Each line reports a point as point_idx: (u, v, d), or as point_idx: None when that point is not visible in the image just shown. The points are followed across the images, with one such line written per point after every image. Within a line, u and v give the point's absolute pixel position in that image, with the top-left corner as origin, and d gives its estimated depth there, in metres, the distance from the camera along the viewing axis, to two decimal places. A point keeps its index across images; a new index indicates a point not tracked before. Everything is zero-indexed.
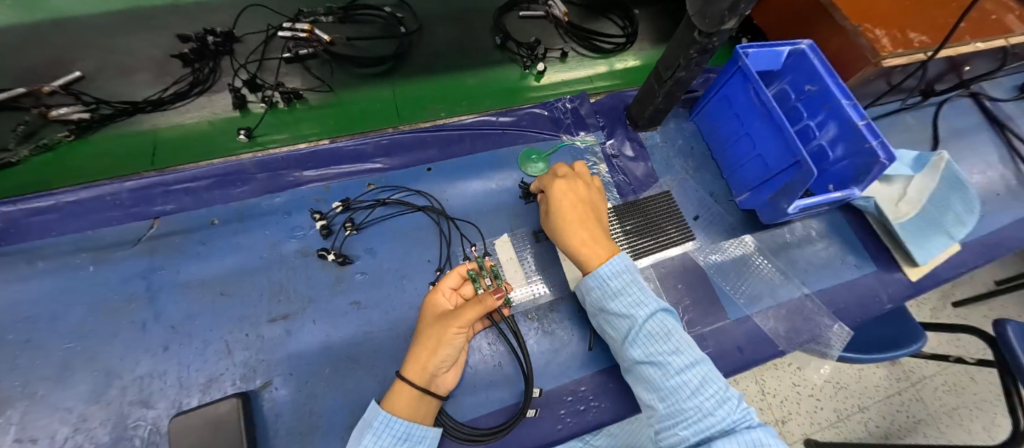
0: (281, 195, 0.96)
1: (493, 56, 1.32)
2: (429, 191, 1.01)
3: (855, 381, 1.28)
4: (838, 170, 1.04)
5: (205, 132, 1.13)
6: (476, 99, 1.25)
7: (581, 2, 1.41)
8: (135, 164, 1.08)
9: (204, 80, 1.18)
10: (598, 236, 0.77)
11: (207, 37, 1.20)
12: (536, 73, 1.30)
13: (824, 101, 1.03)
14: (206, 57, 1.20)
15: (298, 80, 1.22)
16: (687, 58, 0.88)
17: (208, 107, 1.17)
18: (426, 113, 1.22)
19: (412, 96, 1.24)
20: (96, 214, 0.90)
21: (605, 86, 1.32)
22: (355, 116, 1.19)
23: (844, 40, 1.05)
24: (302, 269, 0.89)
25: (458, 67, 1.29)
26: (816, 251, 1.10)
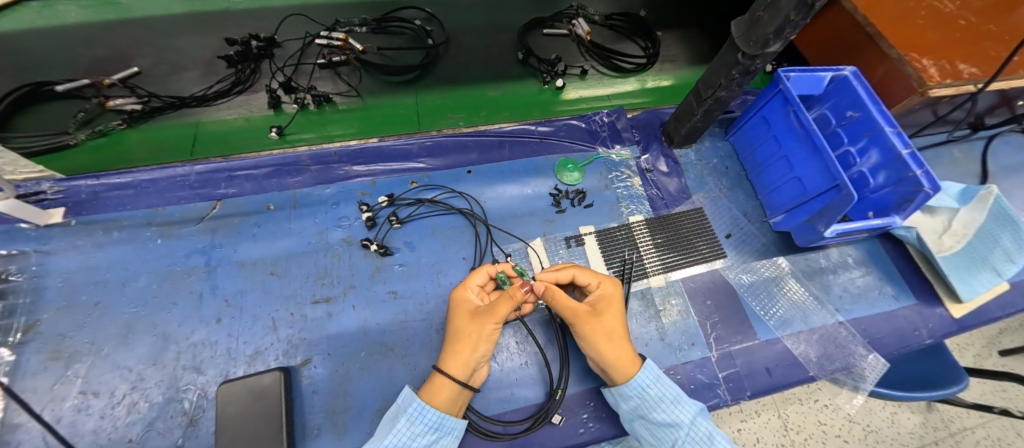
0: (332, 186, 1.02)
1: (513, 70, 1.31)
2: (469, 192, 1.05)
3: (886, 426, 1.22)
4: (878, 197, 1.03)
5: (244, 128, 1.13)
6: (495, 110, 1.23)
7: (603, 23, 1.44)
8: (176, 155, 1.08)
9: (246, 80, 1.19)
10: (631, 344, 0.75)
11: (252, 41, 1.20)
12: (555, 89, 1.29)
13: (865, 128, 1.03)
14: (249, 59, 1.20)
15: (330, 85, 1.22)
16: (729, 78, 0.90)
17: (246, 106, 1.17)
18: (447, 120, 1.20)
19: (434, 104, 1.23)
20: (167, 193, 0.98)
21: (635, 103, 1.31)
22: (379, 121, 1.18)
23: (889, 69, 1.04)
24: (345, 257, 0.95)
25: (479, 80, 1.28)
26: (852, 279, 1.08)
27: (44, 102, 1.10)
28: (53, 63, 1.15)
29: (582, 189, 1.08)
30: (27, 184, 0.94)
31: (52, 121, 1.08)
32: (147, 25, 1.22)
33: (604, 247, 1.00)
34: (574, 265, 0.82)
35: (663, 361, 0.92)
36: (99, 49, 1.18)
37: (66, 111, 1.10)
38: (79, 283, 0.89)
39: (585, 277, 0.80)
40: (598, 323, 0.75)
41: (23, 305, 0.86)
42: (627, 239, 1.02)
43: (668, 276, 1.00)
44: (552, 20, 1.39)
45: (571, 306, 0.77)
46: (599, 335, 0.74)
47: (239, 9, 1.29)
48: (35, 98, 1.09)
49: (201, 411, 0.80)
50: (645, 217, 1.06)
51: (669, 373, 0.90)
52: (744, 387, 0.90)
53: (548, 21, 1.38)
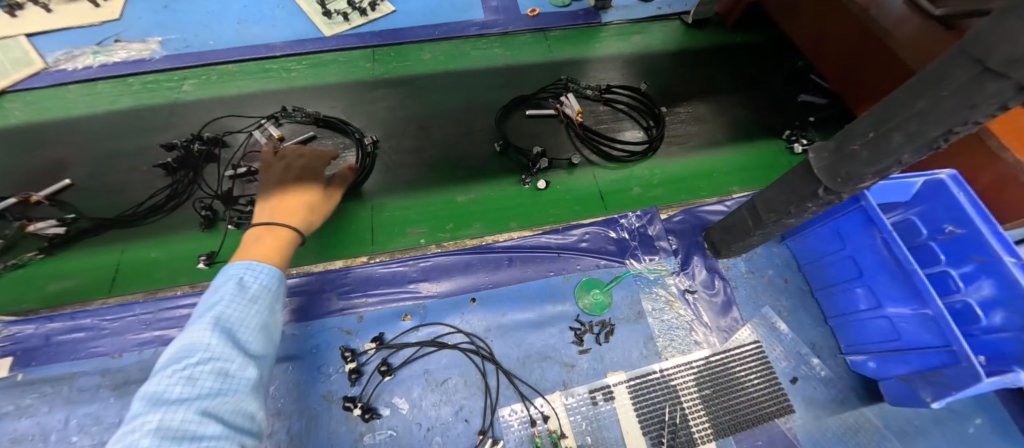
0: (313, 324, 0.87)
1: (489, 165, 1.14)
2: (473, 328, 0.88)
3: None
4: (992, 341, 0.79)
5: (174, 253, 1.00)
6: (463, 221, 1.05)
7: (598, 97, 1.26)
8: (93, 291, 0.95)
9: (180, 192, 1.07)
10: None
11: (194, 142, 1.13)
12: (535, 188, 1.10)
13: (973, 251, 0.81)
14: (188, 165, 1.11)
15: None
16: (800, 207, 0.71)
17: (179, 222, 1.05)
18: (405, 238, 1.02)
19: (395, 215, 1.06)
20: (127, 334, 0.86)
21: (634, 201, 1.10)
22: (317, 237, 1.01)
23: (1001, 174, 0.81)
24: (323, 421, 0.79)
25: (456, 180, 1.11)
26: (961, 437, 0.84)
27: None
28: (35, 174, 1.09)
29: (609, 320, 0.90)
30: None
31: None
32: (142, 130, 1.18)
33: (636, 400, 0.82)
34: None
35: None
36: (86, 159, 1.12)
37: None
38: None
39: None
40: None
41: None
42: (668, 390, 0.83)
43: (721, 443, 0.80)
44: (537, 99, 1.25)
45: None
46: None
47: (233, 105, 1.23)
48: None
49: None
50: (689, 358, 0.87)
51: None
52: None
53: (532, 99, 1.25)
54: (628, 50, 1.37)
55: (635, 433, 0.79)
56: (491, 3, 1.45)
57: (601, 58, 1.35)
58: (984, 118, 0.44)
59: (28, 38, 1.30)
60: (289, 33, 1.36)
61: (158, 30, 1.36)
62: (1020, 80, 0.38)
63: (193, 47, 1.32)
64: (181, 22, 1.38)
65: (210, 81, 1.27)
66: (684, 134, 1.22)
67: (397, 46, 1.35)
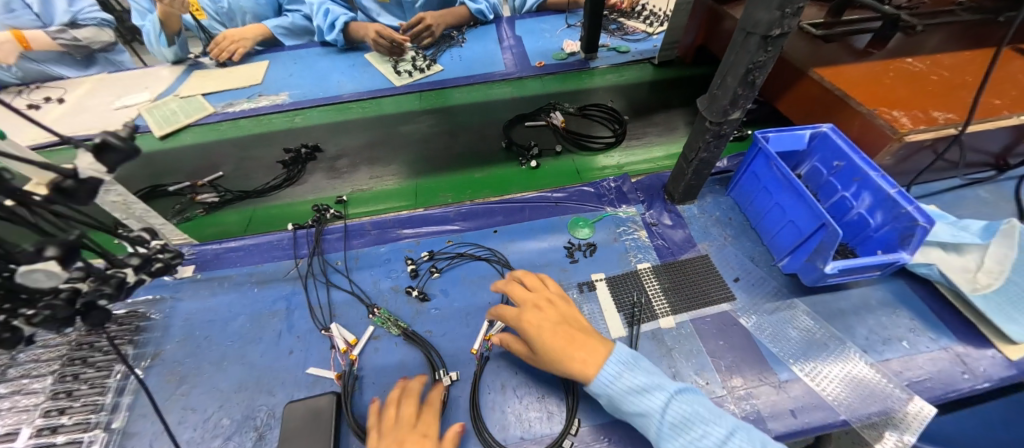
0: (385, 245, 1.27)
1: (499, 156, 1.59)
2: (494, 248, 1.25)
3: None
4: (882, 235, 1.07)
5: (289, 213, 1.46)
6: (480, 188, 1.48)
7: (578, 113, 1.74)
8: (235, 230, 1.41)
9: (292, 177, 1.56)
10: (591, 347, 0.84)
11: (302, 149, 1.63)
12: (530, 168, 1.54)
13: (853, 175, 1.12)
14: (298, 162, 1.61)
15: (355, 175, 1.57)
16: (704, 142, 1.08)
17: (290, 195, 1.52)
18: (439, 198, 1.47)
19: (430, 187, 1.51)
20: (265, 253, 1.28)
21: (603, 173, 1.51)
22: (376, 198, 1.49)
23: (863, 123, 1.16)
24: (392, 302, 1.15)
25: (476, 165, 1.57)
26: (878, 320, 1.07)
27: (158, 197, 1.51)
28: (202, 168, 1.62)
29: (593, 242, 1.24)
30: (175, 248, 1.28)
31: (161, 210, 1.48)
32: (270, 144, 1.71)
33: (612, 290, 1.12)
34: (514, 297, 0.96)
35: None
36: (236, 161, 1.64)
37: (170, 204, 1.50)
38: (194, 322, 1.15)
39: (529, 315, 0.90)
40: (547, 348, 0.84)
41: (155, 338, 1.11)
42: (637, 284, 1.13)
43: (677, 318, 1.07)
44: (532, 116, 1.72)
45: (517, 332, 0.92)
46: (558, 349, 0.83)
47: (332, 126, 1.77)
48: (153, 195, 1.51)
49: (270, 428, 0.95)
50: (652, 265, 1.17)
51: None
52: (768, 427, 0.89)
53: (530, 116, 1.72)
54: (610, 83, 1.87)
55: (612, 310, 1.09)
56: (510, 61, 2.03)
57: (590, 90, 1.85)
58: (760, 57, 0.85)
59: (203, 96, 1.97)
60: (372, 85, 1.97)
61: (285, 88, 2.00)
62: (761, 33, 0.81)
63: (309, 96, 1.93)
64: (300, 83, 2.03)
65: (318, 112, 1.84)
66: (651, 135, 1.65)
67: (444, 89, 1.92)
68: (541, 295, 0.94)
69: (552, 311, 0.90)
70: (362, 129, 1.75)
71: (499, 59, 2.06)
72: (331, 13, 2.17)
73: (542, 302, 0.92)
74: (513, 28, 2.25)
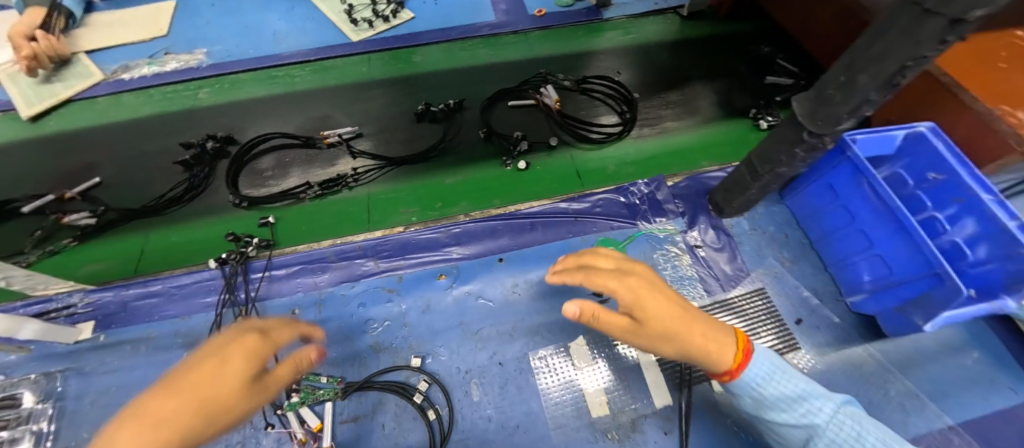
0: (357, 284, 0.97)
1: (477, 151, 1.24)
2: (499, 285, 0.97)
3: None
4: (978, 273, 0.87)
5: (203, 237, 1.09)
6: (452, 199, 1.13)
7: (576, 87, 1.35)
8: (122, 271, 1.04)
9: (198, 185, 1.16)
10: (715, 328, 0.58)
11: (208, 142, 1.21)
12: (515, 169, 1.18)
13: (955, 192, 0.90)
14: (203, 162, 1.19)
15: (296, 177, 1.19)
16: (790, 154, 0.80)
17: (203, 210, 1.14)
18: (398, 217, 1.11)
19: (388, 198, 1.14)
20: (195, 299, 0.97)
21: (611, 176, 1.18)
22: (315, 218, 1.11)
23: (972, 123, 0.91)
24: (372, 367, 0.88)
25: (446, 165, 1.21)
26: (956, 367, 0.91)
27: (9, 219, 1.10)
28: (91, 167, 1.19)
29: None
30: (61, 297, 0.94)
31: (11, 238, 1.08)
32: (184, 128, 1.27)
33: None
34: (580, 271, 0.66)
35: None
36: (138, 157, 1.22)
37: (27, 229, 1.10)
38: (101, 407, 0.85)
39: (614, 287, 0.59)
40: (643, 336, 0.56)
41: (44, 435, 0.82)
42: None
43: None
44: (519, 91, 1.34)
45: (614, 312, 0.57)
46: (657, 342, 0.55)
47: (271, 99, 1.34)
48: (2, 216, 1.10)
49: None
50: (701, 304, 0.94)
51: None
52: None
53: (514, 91, 1.34)
54: (630, 41, 1.49)
55: (654, 369, 0.87)
56: (501, 7, 1.59)
57: (605, 49, 1.47)
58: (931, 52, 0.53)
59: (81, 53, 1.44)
60: (320, 39, 1.49)
61: (201, 40, 1.48)
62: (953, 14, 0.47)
63: (236, 56, 1.44)
64: (219, 33, 1.50)
65: (252, 78, 1.39)
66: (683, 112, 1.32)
67: (418, 47, 1.47)
68: (622, 267, 0.62)
69: (644, 281, 0.58)
70: (315, 107, 1.32)
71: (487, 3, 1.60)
72: None
73: (630, 273, 0.59)
74: None
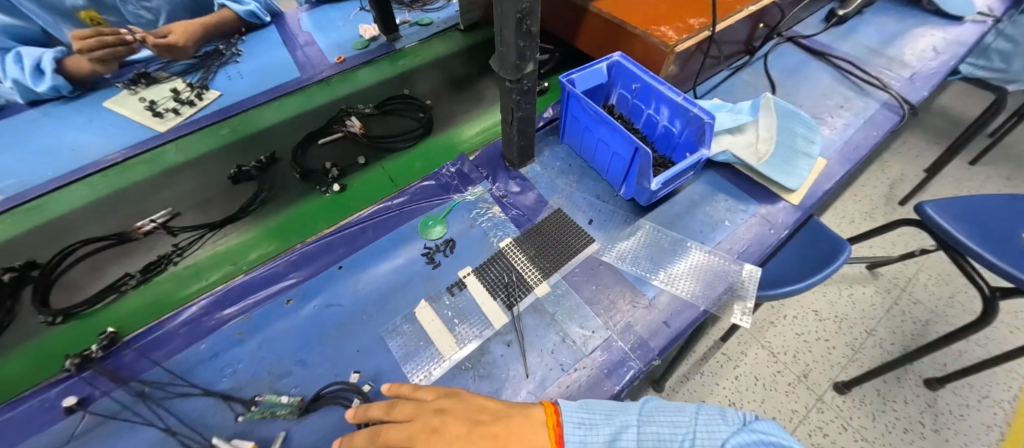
0: (205, 340, 1.00)
1: (299, 189, 1.41)
2: (344, 288, 1.07)
3: (845, 312, 1.76)
4: (685, 139, 1.18)
5: (17, 364, 1.04)
6: (281, 237, 1.28)
7: (376, 111, 1.61)
8: None
9: (3, 319, 1.11)
10: (516, 424, 0.68)
11: (4, 275, 1.16)
12: (337, 191, 1.39)
13: (649, 93, 1.21)
14: (5, 295, 1.14)
15: (120, 270, 1.23)
16: (514, 101, 1.05)
17: (14, 340, 1.09)
18: (235, 270, 1.21)
19: (220, 257, 1.24)
20: (21, 426, 0.90)
21: (417, 170, 1.44)
22: (148, 302, 1.14)
23: (642, 44, 1.24)
24: (235, 405, 0.91)
25: (271, 209, 1.36)
26: (705, 212, 1.22)
27: None
28: None
29: (450, 237, 1.15)
30: None
31: None
32: None
33: (484, 280, 1.06)
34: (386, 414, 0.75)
35: (574, 358, 0.96)
36: None
37: None
38: None
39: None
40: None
41: None
42: (505, 264, 1.09)
43: (550, 280, 1.07)
44: (325, 129, 1.54)
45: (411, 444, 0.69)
46: None
47: (91, 213, 1.35)
48: None
49: None
50: (513, 237, 1.15)
51: (582, 367, 0.94)
52: (651, 348, 0.97)
53: (322, 130, 1.54)
54: (422, 62, 1.75)
55: (489, 300, 1.03)
56: (303, 64, 1.75)
57: (404, 75, 1.72)
58: (523, 3, 0.79)
59: None
60: (127, 140, 1.50)
61: None
62: None
63: (31, 182, 1.39)
64: (3, 165, 1.43)
65: (58, 197, 1.36)
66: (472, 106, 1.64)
67: (235, 119, 1.58)
68: (437, 405, 0.74)
69: (453, 415, 0.71)
70: (141, 207, 1.37)
71: (291, 64, 1.75)
72: (21, 57, 1.60)
73: (439, 409, 0.72)
74: (299, 24, 1.93)
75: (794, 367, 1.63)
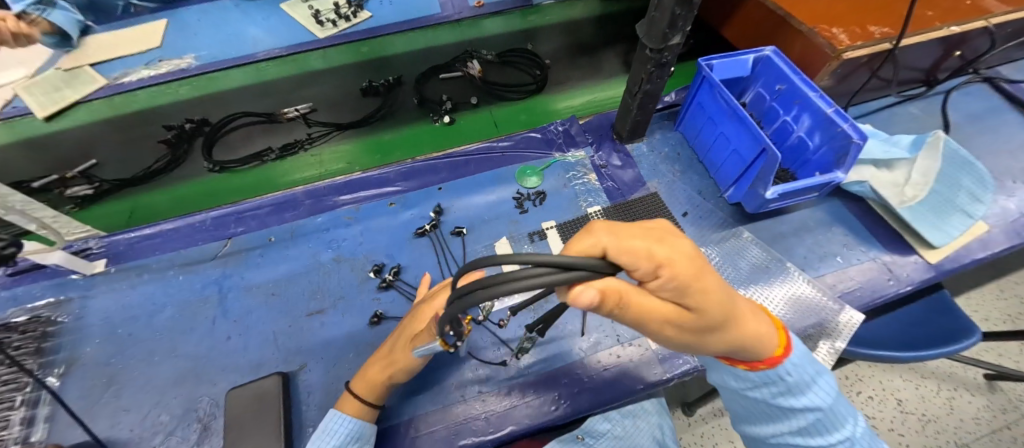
0: (322, 215, 1.18)
1: (413, 113, 1.55)
2: (439, 206, 1.18)
3: (945, 413, 1.21)
4: (819, 157, 1.08)
5: (187, 196, 1.34)
6: (390, 151, 1.45)
7: (497, 60, 1.65)
8: (117, 224, 1.27)
9: (178, 158, 1.40)
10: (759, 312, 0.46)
11: (186, 124, 1.43)
12: (444, 124, 1.52)
13: (794, 97, 1.10)
14: (184, 139, 1.42)
15: (266, 141, 1.48)
16: (647, 72, 1.02)
17: (186, 177, 1.39)
18: (347, 168, 1.42)
19: (337, 155, 1.45)
20: (187, 237, 1.15)
21: (519, 126, 1.52)
22: (280, 174, 1.40)
23: (803, 43, 1.13)
24: (334, 273, 1.08)
25: (384, 125, 1.52)
26: (815, 240, 1.11)
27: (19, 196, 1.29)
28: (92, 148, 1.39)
29: (542, 190, 1.20)
30: (77, 243, 1.12)
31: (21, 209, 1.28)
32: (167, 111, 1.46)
33: (565, 236, 1.10)
34: (594, 234, 0.31)
35: (631, 334, 0.97)
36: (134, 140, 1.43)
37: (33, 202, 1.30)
38: (113, 320, 1.03)
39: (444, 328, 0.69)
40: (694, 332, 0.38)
41: (67, 343, 0.99)
42: None
43: None
44: (449, 65, 1.61)
45: (664, 283, 0.32)
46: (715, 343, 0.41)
47: (245, 86, 1.54)
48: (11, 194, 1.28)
49: (215, 417, 0.90)
50: (602, 207, 1.16)
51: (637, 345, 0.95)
52: None
53: (446, 66, 1.61)
54: (555, 21, 1.76)
55: (564, 256, 1.07)
56: None
57: (535, 29, 1.74)
58: None
59: None
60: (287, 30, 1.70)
61: None
62: None
63: None
64: None
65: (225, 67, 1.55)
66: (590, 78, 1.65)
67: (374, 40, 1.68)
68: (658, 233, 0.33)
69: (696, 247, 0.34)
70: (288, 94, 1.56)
71: None
72: None
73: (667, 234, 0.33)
74: None
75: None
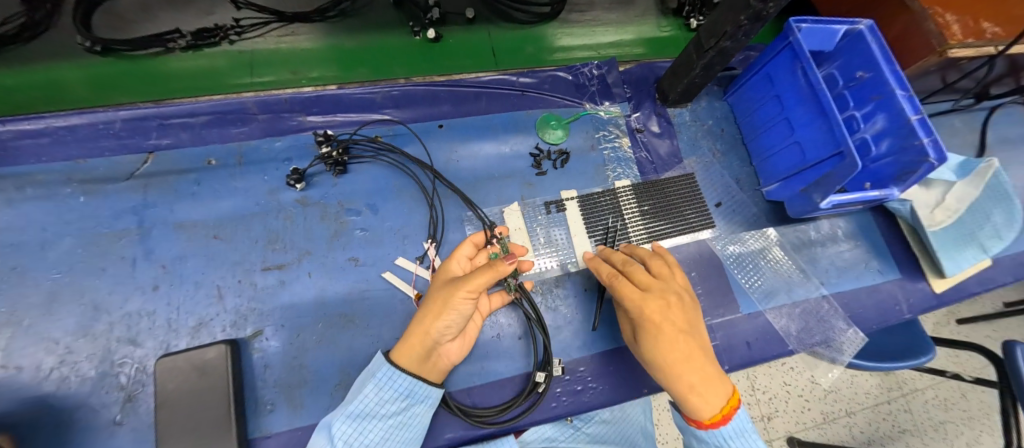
0: (282, 140, 0.91)
1: (388, 16, 1.17)
2: (438, 150, 0.95)
3: (844, 386, 1.28)
4: (878, 167, 0.97)
5: (55, 82, 0.97)
6: (353, 65, 1.12)
7: None
8: None
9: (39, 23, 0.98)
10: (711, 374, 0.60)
11: None
12: (428, 40, 1.17)
13: (874, 91, 0.94)
14: None
15: (173, 18, 1.07)
16: (736, 25, 0.77)
17: (56, 53, 0.99)
18: (291, 77, 1.09)
19: (281, 56, 1.09)
20: (88, 142, 0.83)
21: (519, 61, 1.22)
22: (206, 73, 1.05)
23: (907, 23, 0.95)
24: (300, 220, 0.86)
25: (351, 25, 1.15)
26: (839, 251, 1.05)
27: None
28: None
29: (565, 149, 0.99)
30: None
31: None
32: None
33: (585, 211, 0.94)
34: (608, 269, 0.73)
35: None
36: None
37: None
38: None
39: (438, 320, 0.61)
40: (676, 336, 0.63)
41: None
42: (613, 206, 0.95)
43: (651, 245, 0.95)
44: None
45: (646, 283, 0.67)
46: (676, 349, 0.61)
47: None
48: None
49: (142, 385, 0.73)
50: (632, 182, 0.99)
51: None
52: (721, 360, 0.89)
53: None
54: None
55: (582, 236, 0.91)
56: None
57: None
58: None
59: None
60: None
61: None
62: None
63: None
64: None
65: None
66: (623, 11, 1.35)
67: None
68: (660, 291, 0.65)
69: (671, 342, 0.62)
70: None
71: None
72: None
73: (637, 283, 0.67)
74: None
75: (767, 406, 1.24)
